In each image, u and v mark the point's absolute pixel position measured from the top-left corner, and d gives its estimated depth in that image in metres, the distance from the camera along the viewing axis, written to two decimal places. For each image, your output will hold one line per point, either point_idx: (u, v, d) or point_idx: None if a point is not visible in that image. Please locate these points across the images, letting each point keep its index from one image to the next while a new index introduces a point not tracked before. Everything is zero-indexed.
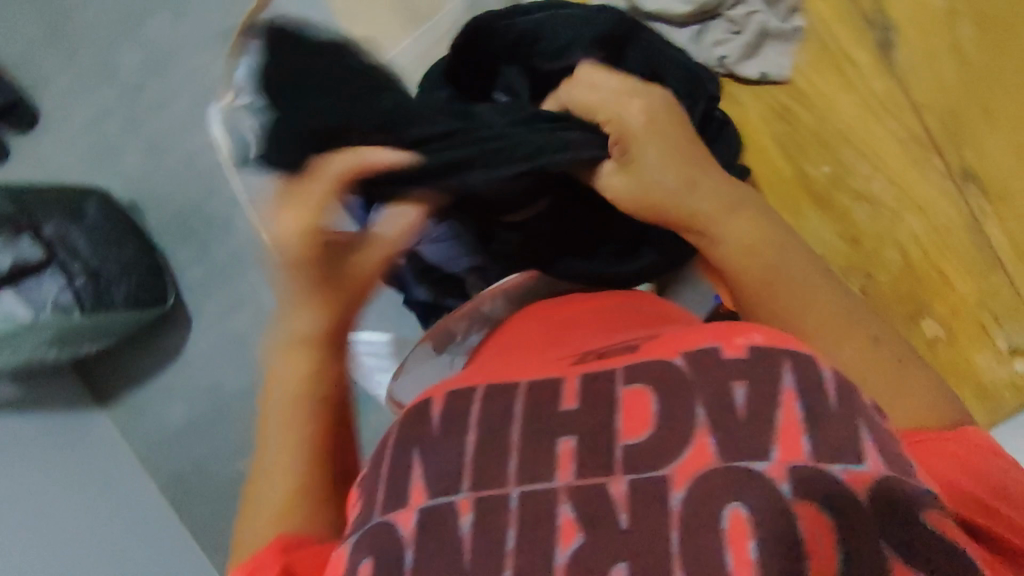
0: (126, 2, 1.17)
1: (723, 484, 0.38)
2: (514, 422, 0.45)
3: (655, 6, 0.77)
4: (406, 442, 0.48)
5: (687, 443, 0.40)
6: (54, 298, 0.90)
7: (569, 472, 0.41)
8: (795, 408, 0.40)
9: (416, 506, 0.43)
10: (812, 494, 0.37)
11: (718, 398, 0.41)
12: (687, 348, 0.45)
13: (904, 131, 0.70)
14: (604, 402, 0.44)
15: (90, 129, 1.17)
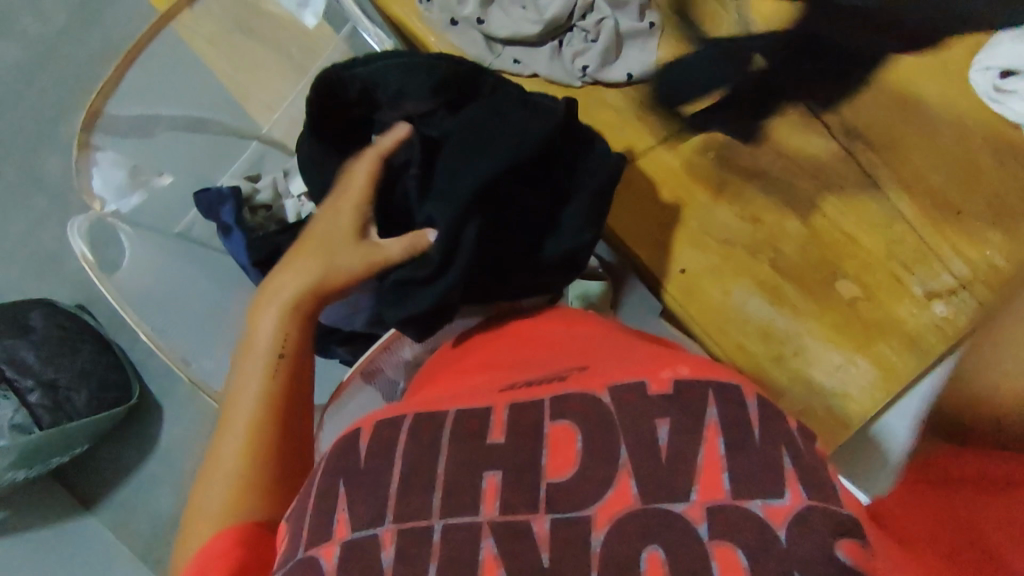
0: (35, 116, 1.30)
1: (644, 524, 0.36)
2: (441, 452, 0.42)
3: (505, 32, 0.64)
4: (333, 472, 0.43)
5: (608, 485, 0.38)
6: (10, 419, 1.12)
7: (494, 506, 0.38)
8: (718, 443, 0.39)
9: (339, 540, 0.39)
10: (727, 531, 0.35)
11: (642, 439, 0.40)
12: (614, 382, 0.44)
13: (779, 102, 0.65)
14: (532, 434, 0.42)
15: (26, 240, 1.30)
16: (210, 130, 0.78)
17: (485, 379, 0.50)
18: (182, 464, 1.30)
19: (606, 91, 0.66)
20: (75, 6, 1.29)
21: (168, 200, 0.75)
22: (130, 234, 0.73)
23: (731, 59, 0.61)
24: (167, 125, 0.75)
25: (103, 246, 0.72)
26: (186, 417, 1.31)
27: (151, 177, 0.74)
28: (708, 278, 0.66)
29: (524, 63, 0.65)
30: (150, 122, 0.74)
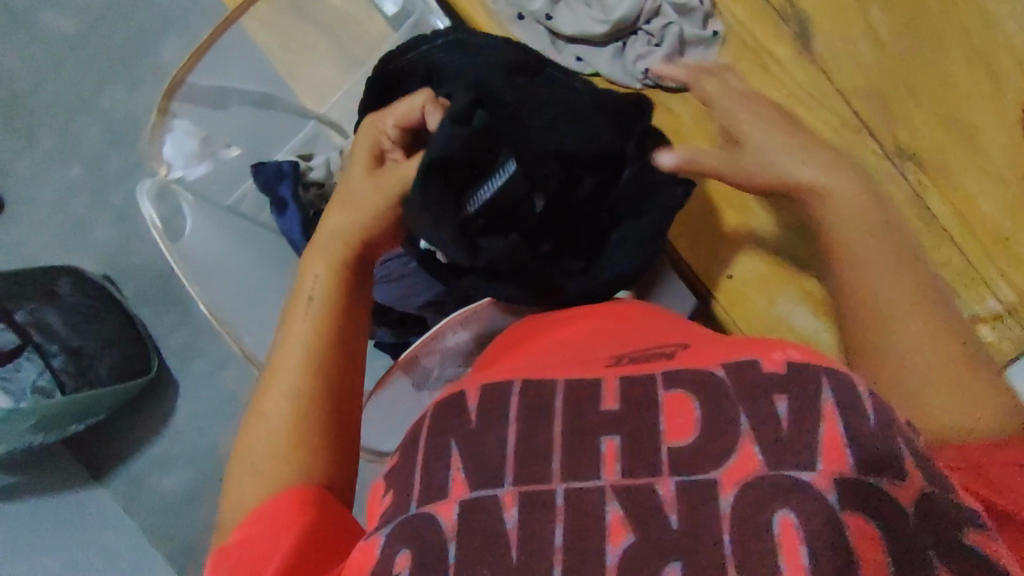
0: (74, 86, 1.31)
1: (771, 491, 0.36)
2: (554, 420, 0.44)
3: (572, 28, 0.65)
4: (439, 433, 0.46)
5: (732, 450, 0.38)
6: (35, 383, 1.12)
7: (615, 469, 0.40)
8: (837, 422, 0.38)
9: (457, 498, 0.41)
10: (864, 502, 0.35)
11: (759, 410, 0.40)
12: (729, 360, 0.44)
13: (835, 118, 0.65)
14: (646, 404, 0.43)
15: (58, 208, 1.32)
16: (277, 107, 0.80)
17: (579, 352, 0.52)
18: (202, 443, 1.30)
19: (667, 97, 0.67)
20: None
21: (232, 170, 0.78)
22: (192, 202, 0.76)
23: (776, 84, 0.66)
24: (239, 98, 0.78)
25: (173, 209, 0.75)
26: (204, 394, 1.31)
27: (219, 147, 0.78)
28: (754, 290, 0.67)
29: (587, 61, 0.66)
30: (224, 96, 0.77)
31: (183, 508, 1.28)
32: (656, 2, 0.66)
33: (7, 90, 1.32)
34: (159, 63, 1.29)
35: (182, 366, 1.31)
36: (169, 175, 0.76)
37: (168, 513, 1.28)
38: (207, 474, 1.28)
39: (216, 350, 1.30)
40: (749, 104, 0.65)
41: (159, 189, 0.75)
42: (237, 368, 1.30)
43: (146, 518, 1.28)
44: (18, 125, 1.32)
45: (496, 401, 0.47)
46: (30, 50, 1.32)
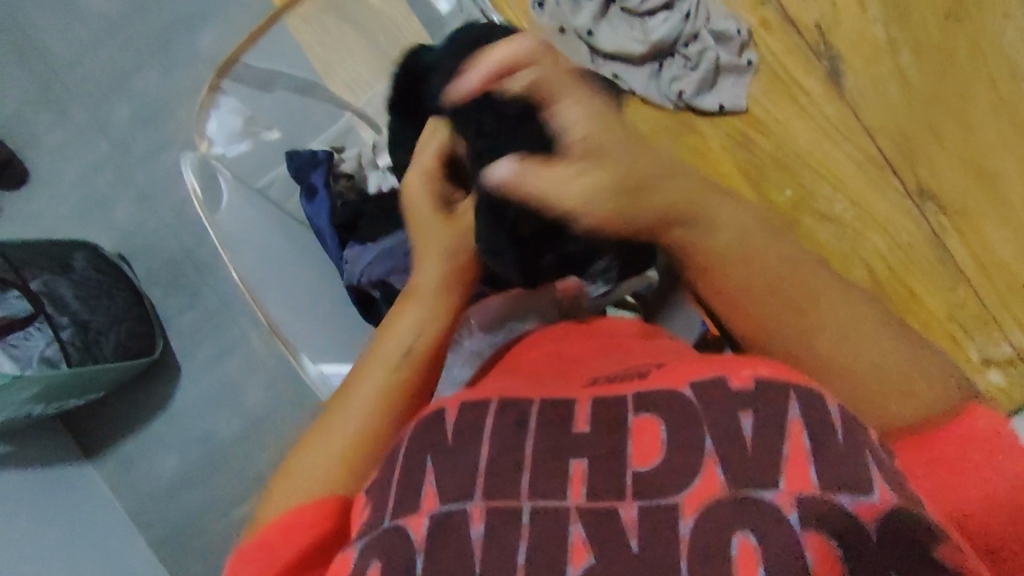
0: (110, 65, 1.34)
1: (728, 513, 0.41)
2: (528, 437, 0.48)
3: (610, 46, 0.67)
4: (420, 448, 0.51)
5: (696, 473, 0.43)
6: (42, 352, 1.09)
7: (580, 489, 0.45)
8: (802, 437, 0.43)
9: (428, 512, 0.47)
10: (819, 524, 0.40)
11: (722, 429, 0.44)
12: (695, 377, 0.48)
13: (860, 153, 0.67)
14: (616, 427, 0.47)
15: (82, 183, 1.34)
16: (314, 95, 0.81)
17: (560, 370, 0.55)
18: (196, 430, 1.28)
19: (697, 120, 0.68)
20: None
21: (269, 152, 0.79)
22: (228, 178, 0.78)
23: (805, 115, 0.67)
24: (284, 82, 0.80)
25: (210, 181, 0.78)
26: (204, 380, 1.30)
27: (261, 128, 0.79)
28: None
29: (623, 79, 0.68)
30: (270, 77, 0.80)
31: (173, 495, 1.25)
32: (695, 28, 0.68)
33: (46, 66, 1.35)
34: (195, 50, 1.31)
35: (187, 349, 1.31)
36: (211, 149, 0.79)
37: (156, 499, 1.26)
38: (200, 461, 1.26)
39: (222, 336, 1.29)
40: (774, 135, 0.68)
41: (200, 162, 0.78)
42: (242, 356, 1.28)
43: (133, 502, 1.26)
44: (52, 98, 1.35)
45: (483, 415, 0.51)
46: (72, 29, 1.35)
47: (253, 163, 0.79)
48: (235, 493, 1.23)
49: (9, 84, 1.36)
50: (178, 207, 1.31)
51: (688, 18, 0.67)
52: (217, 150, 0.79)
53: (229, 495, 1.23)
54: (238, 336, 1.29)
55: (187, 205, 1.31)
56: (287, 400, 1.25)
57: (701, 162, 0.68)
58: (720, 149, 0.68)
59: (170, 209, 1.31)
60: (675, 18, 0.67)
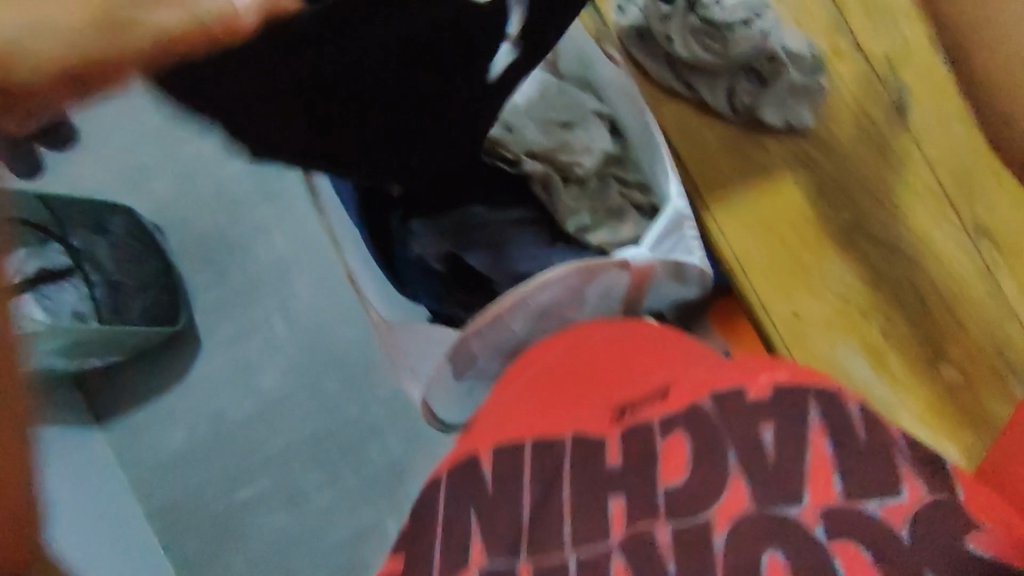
0: None
1: (757, 530, 0.44)
2: (562, 483, 0.51)
3: (688, 53, 0.68)
4: (459, 492, 0.52)
5: (723, 488, 0.46)
6: (73, 307, 1.08)
7: (621, 530, 0.48)
8: (824, 445, 0.45)
9: (477, 566, 0.49)
10: (847, 534, 0.42)
11: (748, 443, 0.47)
12: (716, 390, 0.50)
13: (919, 185, 0.68)
14: (645, 456, 0.50)
15: (117, 151, 1.26)
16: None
17: (583, 395, 0.55)
18: (205, 407, 1.17)
19: (764, 136, 0.70)
20: None
21: None
22: None
23: (868, 141, 0.69)
24: None
25: None
26: (219, 360, 1.19)
27: None
28: (819, 332, 0.67)
29: (696, 89, 0.70)
30: None
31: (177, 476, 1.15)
32: (776, 45, 0.68)
33: None
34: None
35: (209, 324, 1.20)
36: None
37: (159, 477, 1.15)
38: (205, 440, 1.16)
39: (247, 314, 1.19)
40: (845, 158, 0.69)
41: None
42: (262, 339, 1.18)
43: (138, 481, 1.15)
44: None
45: (529, 454, 0.52)
46: None
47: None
48: (242, 478, 1.14)
49: None
50: (216, 184, 1.25)
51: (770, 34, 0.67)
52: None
53: (235, 475, 1.14)
54: (261, 318, 1.19)
55: (227, 184, 1.24)
56: (299, 387, 1.15)
57: (762, 176, 0.70)
58: (782, 166, 0.70)
59: (210, 186, 1.25)
60: (760, 33, 0.66)
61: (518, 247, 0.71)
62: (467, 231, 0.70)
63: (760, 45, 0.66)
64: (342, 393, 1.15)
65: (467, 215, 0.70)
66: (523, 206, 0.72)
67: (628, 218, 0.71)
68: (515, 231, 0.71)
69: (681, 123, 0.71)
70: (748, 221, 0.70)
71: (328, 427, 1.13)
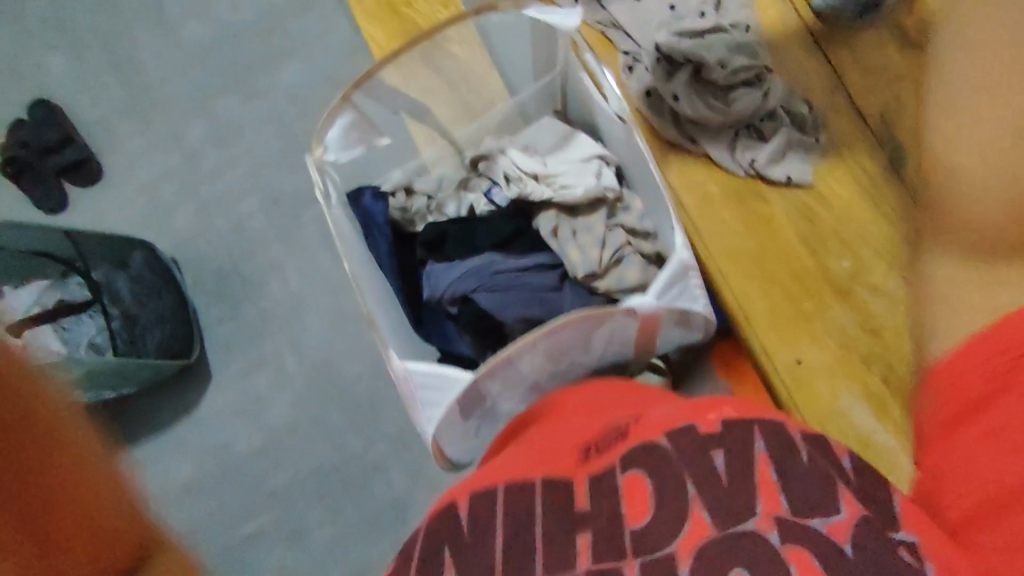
0: (200, 86, 1.37)
1: (720, 553, 0.42)
2: (535, 518, 0.51)
3: (695, 111, 0.72)
4: (440, 539, 0.52)
5: (684, 519, 0.45)
6: (90, 339, 1.13)
7: (588, 562, 0.47)
8: (770, 471, 0.45)
9: None
10: (799, 543, 0.41)
11: (703, 471, 0.46)
12: (671, 428, 0.50)
13: None
14: (610, 490, 0.49)
15: (147, 189, 1.31)
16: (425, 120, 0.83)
17: (554, 443, 0.57)
18: (214, 439, 1.18)
19: (764, 187, 0.73)
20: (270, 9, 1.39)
21: None
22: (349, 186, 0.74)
23: (865, 193, 0.72)
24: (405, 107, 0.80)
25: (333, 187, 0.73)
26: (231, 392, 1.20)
27: None
28: (820, 380, 0.69)
29: (700, 144, 0.74)
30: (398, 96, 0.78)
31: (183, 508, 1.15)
32: (775, 104, 0.73)
33: (140, 80, 1.38)
34: (276, 80, 1.34)
35: (221, 358, 1.22)
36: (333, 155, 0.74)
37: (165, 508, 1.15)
38: (213, 473, 1.16)
39: (259, 348, 1.21)
40: (844, 209, 0.72)
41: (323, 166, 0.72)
42: (273, 372, 1.19)
43: None
44: (142, 111, 1.36)
45: (531, 495, 0.52)
46: (171, 50, 1.39)
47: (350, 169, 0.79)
48: (247, 513, 1.13)
49: (96, 88, 1.39)
50: (236, 222, 1.28)
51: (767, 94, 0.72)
52: (330, 155, 0.75)
53: (239, 510, 1.14)
54: (271, 351, 1.20)
55: (245, 222, 1.28)
56: (308, 421, 1.16)
57: (764, 226, 0.73)
58: (784, 217, 0.72)
59: (228, 223, 1.28)
60: (757, 95, 0.72)
61: (529, 294, 0.72)
62: (483, 275, 0.73)
63: (757, 106, 0.72)
64: (349, 425, 1.15)
65: (483, 262, 0.73)
66: (536, 254, 0.75)
67: (634, 266, 0.72)
68: (530, 275, 0.73)
69: (686, 176, 0.75)
70: (748, 266, 0.72)
71: (335, 462, 1.13)
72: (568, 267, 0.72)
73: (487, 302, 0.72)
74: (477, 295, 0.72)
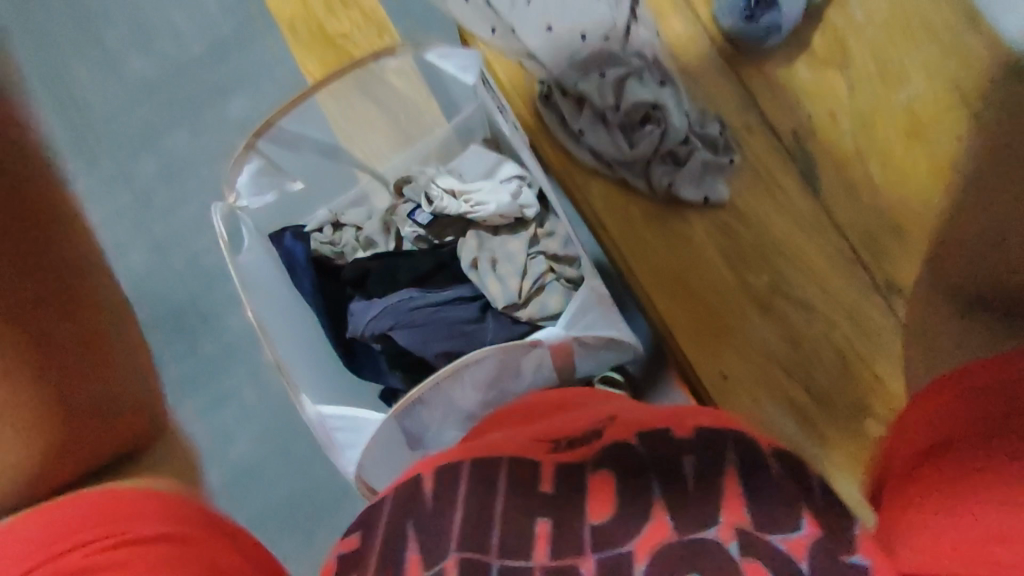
0: (145, 119, 1.32)
1: (678, 558, 0.42)
2: (497, 495, 0.48)
3: (601, 146, 0.75)
4: (399, 513, 0.49)
5: (647, 521, 0.44)
6: None
7: (545, 553, 0.45)
8: (739, 484, 0.45)
9: None
10: (755, 555, 0.40)
11: (672, 477, 0.46)
12: (643, 429, 0.52)
13: (831, 246, 0.72)
14: (576, 489, 0.49)
15: (99, 228, 1.29)
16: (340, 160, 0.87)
17: (526, 432, 0.56)
18: None
19: (684, 207, 0.75)
20: (209, 39, 1.31)
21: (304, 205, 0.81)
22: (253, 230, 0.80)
23: (782, 207, 0.74)
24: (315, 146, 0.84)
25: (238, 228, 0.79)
26: (192, 431, 1.18)
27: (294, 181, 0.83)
28: (745, 392, 0.71)
29: (616, 169, 0.75)
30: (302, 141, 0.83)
31: None
32: (681, 132, 0.74)
33: (81, 114, 1.33)
34: (225, 115, 1.29)
35: (180, 394, 1.20)
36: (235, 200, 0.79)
37: None
38: None
39: (219, 382, 1.20)
40: (765, 223, 0.74)
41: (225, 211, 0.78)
42: (232, 407, 1.18)
43: None
44: (88, 148, 1.32)
45: (495, 470, 0.50)
46: (110, 84, 1.34)
47: (267, 213, 0.86)
48: None
49: None
50: (190, 257, 1.26)
51: (667, 129, 0.75)
52: (242, 202, 0.82)
53: None
54: (231, 387, 1.19)
55: (201, 256, 1.26)
56: (271, 456, 1.15)
57: (687, 246, 0.74)
58: (704, 236, 0.74)
59: (182, 259, 1.26)
60: (656, 133, 0.75)
61: (449, 324, 0.74)
62: (399, 312, 0.74)
63: (659, 143, 0.75)
64: (310, 458, 1.14)
65: (403, 297, 0.75)
66: (459, 285, 0.77)
67: (556, 293, 0.75)
68: (447, 309, 0.74)
69: (608, 203, 0.76)
70: (670, 285, 0.74)
71: (301, 495, 1.13)
72: (487, 295, 0.75)
73: (406, 339, 0.74)
74: (396, 333, 0.74)
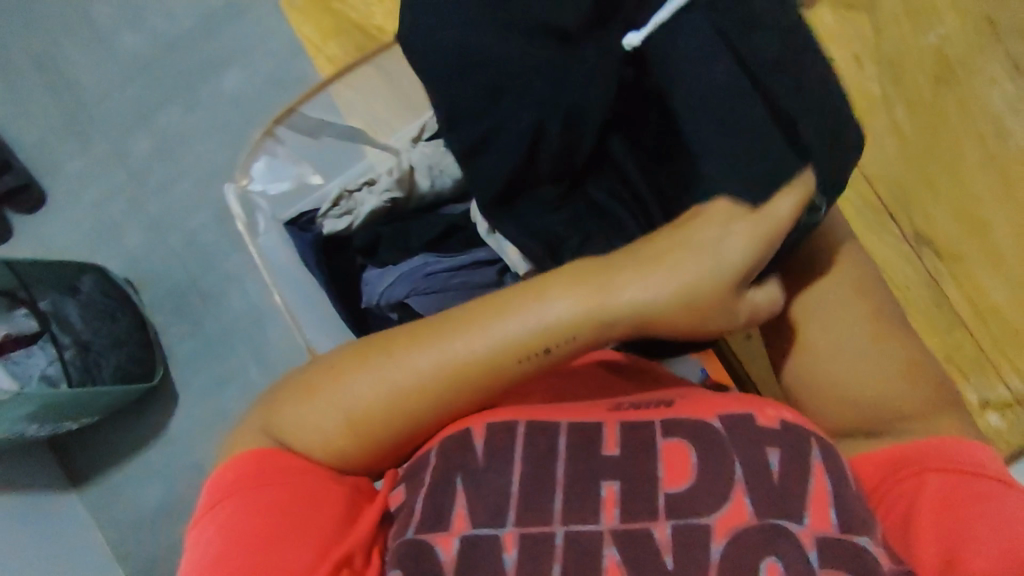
0: (141, 96, 1.27)
1: (758, 542, 0.43)
2: (558, 459, 0.48)
3: None
4: (448, 465, 0.48)
5: (727, 498, 0.45)
6: (41, 372, 1.02)
7: (614, 515, 0.45)
8: (825, 479, 0.45)
9: (459, 533, 0.45)
10: (842, 559, 0.42)
11: (755, 463, 0.46)
12: (724, 412, 0.49)
13: (860, 200, 0.78)
14: (645, 450, 0.48)
15: (97, 210, 1.26)
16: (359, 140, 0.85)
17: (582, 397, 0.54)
18: (184, 460, 1.16)
19: None
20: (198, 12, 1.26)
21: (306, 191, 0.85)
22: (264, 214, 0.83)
23: None
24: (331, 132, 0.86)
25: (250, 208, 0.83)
26: (200, 413, 1.17)
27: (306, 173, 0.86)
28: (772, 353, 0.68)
29: None
30: (320, 127, 0.86)
31: (163, 530, 1.13)
32: None
33: (74, 97, 1.30)
34: (219, 90, 1.24)
35: (187, 376, 1.19)
36: (248, 184, 0.84)
37: (143, 532, 1.14)
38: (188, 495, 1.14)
39: (226, 361, 1.18)
40: None
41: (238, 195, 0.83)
42: (241, 387, 1.16)
43: (120, 537, 1.14)
44: (82, 129, 1.29)
45: (553, 434, 0.49)
46: (101, 61, 1.29)
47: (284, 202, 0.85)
48: None
49: (24, 108, 1.31)
50: (190, 236, 1.23)
51: None
52: (257, 187, 0.85)
53: None
54: (238, 365, 1.17)
55: (201, 234, 1.23)
56: None
57: None
58: None
59: (182, 240, 1.23)
60: None
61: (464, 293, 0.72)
62: (415, 278, 0.72)
63: None
64: None
65: (417, 263, 0.73)
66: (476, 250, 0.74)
67: None
68: (466, 273, 0.72)
69: None
70: None
71: None
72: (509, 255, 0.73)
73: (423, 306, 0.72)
74: (412, 300, 0.72)
